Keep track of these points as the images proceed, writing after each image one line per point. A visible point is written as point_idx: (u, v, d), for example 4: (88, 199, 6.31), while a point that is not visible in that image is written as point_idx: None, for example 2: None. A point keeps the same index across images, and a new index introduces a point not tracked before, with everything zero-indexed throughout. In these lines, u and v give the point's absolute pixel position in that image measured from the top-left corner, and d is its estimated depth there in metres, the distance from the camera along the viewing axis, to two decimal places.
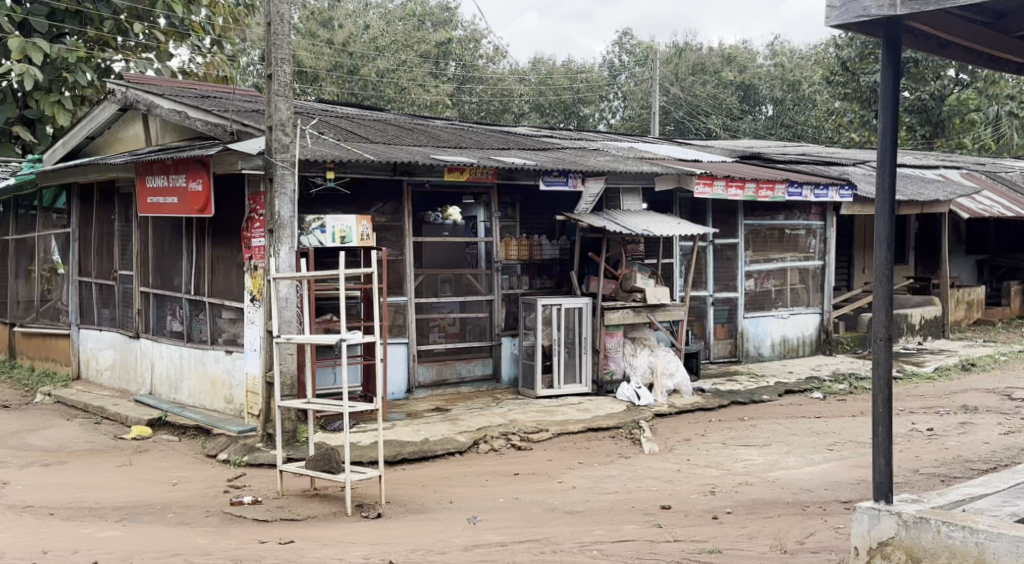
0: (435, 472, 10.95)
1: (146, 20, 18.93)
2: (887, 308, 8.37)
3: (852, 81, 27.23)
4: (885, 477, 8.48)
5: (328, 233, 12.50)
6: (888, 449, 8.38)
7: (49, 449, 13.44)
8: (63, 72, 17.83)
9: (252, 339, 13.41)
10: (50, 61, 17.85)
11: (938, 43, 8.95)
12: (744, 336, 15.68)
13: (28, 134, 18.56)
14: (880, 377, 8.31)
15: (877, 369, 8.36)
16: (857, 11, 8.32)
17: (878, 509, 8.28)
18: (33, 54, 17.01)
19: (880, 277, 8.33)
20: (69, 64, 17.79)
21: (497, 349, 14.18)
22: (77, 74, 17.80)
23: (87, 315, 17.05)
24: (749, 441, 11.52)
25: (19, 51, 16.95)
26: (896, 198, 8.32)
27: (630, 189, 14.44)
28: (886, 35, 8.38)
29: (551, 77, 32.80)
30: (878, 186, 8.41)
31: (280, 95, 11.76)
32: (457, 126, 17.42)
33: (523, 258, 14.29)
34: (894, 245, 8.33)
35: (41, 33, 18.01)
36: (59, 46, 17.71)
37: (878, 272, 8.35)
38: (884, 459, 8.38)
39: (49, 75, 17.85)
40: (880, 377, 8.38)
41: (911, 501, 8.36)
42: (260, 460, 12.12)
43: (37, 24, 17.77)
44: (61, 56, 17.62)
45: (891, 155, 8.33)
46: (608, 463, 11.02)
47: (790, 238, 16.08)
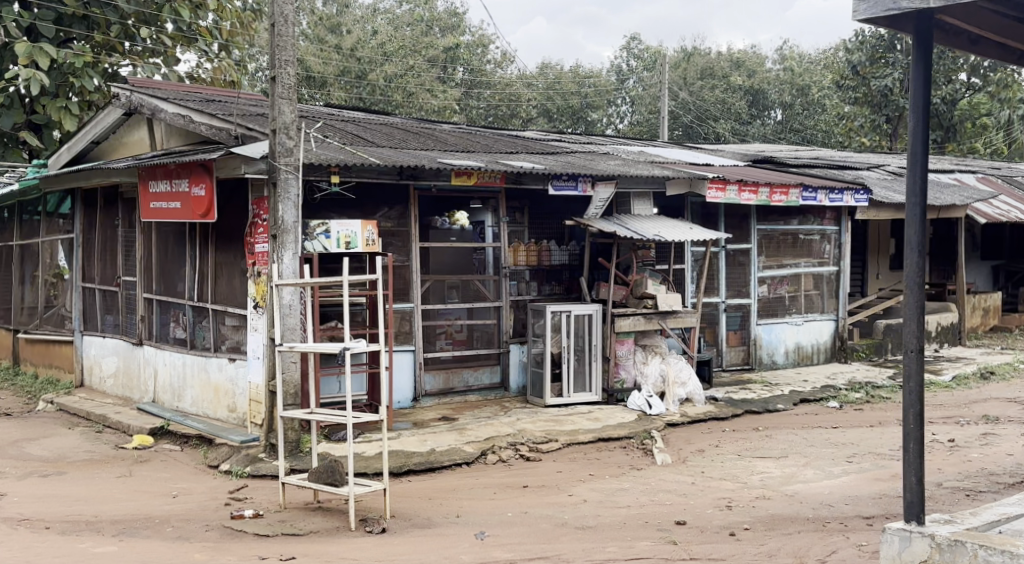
0: (441, 484, 10.67)
1: (153, 25, 18.51)
2: (918, 318, 8.07)
3: (862, 85, 26.87)
4: (917, 497, 8.24)
5: (333, 238, 12.23)
6: (920, 467, 8.10)
7: (48, 459, 13.18)
8: (69, 77, 17.57)
9: (255, 347, 13.13)
10: (56, 66, 17.59)
11: (970, 39, 8.73)
12: (757, 343, 15.37)
13: (34, 139, 18.30)
14: (913, 391, 8.02)
15: (908, 382, 8.07)
16: (886, 4, 8.14)
17: (909, 531, 8.04)
18: (40, 59, 16.73)
19: (912, 285, 8.04)
20: (76, 69, 17.56)
21: (505, 357, 13.89)
22: (84, 79, 17.60)
23: (91, 321, 16.80)
24: (765, 452, 11.21)
25: (26, 56, 16.67)
26: (927, 202, 8.05)
27: (641, 194, 14.13)
28: (917, 31, 8.15)
29: (558, 82, 32.48)
30: (907, 190, 8.14)
31: (284, 98, 11.51)
32: (466, 129, 17.15)
33: (532, 263, 14.02)
34: (926, 252, 8.05)
35: (47, 37, 17.78)
36: (65, 51, 17.48)
37: (908, 281, 8.07)
38: (916, 478, 8.11)
39: (56, 80, 17.59)
40: (912, 390, 8.10)
41: (944, 523, 8.11)
42: (262, 472, 11.84)
43: (44, 29, 17.51)
44: (68, 60, 17.41)
45: (923, 157, 8.06)
46: (620, 475, 10.71)
47: (805, 243, 15.77)
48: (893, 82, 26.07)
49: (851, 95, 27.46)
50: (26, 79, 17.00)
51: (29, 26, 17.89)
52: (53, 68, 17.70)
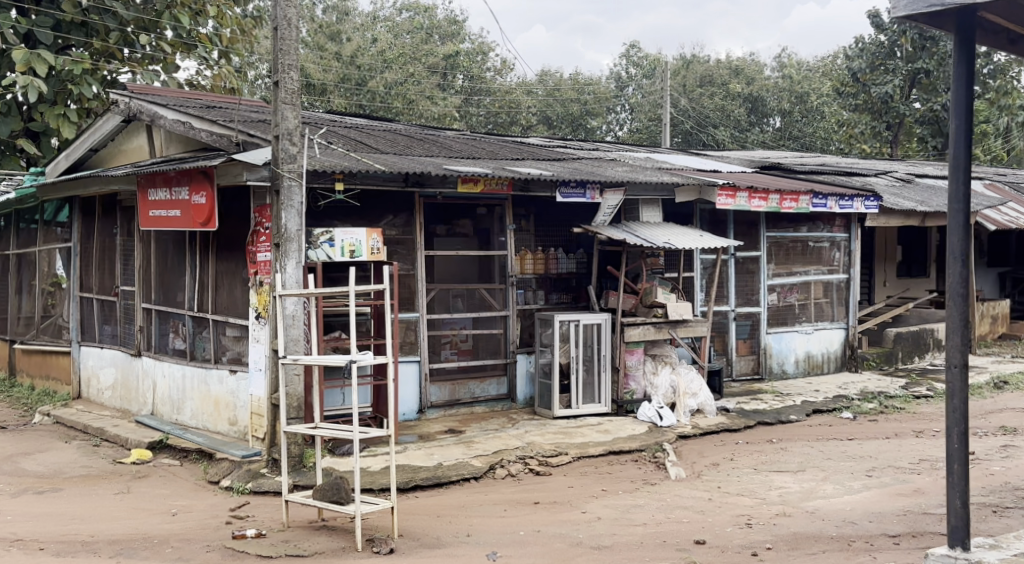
0: (450, 500, 10.40)
1: (153, 32, 18.33)
2: (961, 331, 8.03)
3: (862, 92, 26.53)
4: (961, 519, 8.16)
5: (337, 247, 11.97)
6: (964, 489, 8.04)
7: (45, 475, 12.90)
8: (67, 84, 17.31)
9: (257, 358, 12.87)
10: (55, 72, 17.37)
11: (1007, 39, 8.76)
12: (767, 352, 15.10)
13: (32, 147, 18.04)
14: (957, 409, 7.97)
15: (951, 398, 8.02)
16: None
17: (953, 556, 7.98)
18: (38, 66, 16.43)
19: (956, 296, 7.99)
20: (75, 77, 17.30)
21: (512, 367, 13.60)
22: (82, 86, 17.30)
23: (88, 331, 16.53)
24: (782, 466, 10.93)
25: (24, 63, 16.35)
26: (971, 209, 8.01)
27: (649, 200, 13.94)
28: (958, 26, 8.11)
29: (557, 89, 32.17)
30: (950, 197, 8.08)
31: (287, 104, 11.27)
32: (470, 135, 16.88)
33: (539, 271, 13.78)
34: (969, 261, 8.00)
35: (44, 45, 17.51)
36: (65, 58, 17.24)
37: (951, 289, 8.02)
38: (960, 501, 8.05)
39: (54, 87, 17.34)
40: (955, 406, 8.06)
41: (990, 549, 8.04)
42: (264, 488, 11.57)
43: (43, 35, 17.26)
44: (66, 67, 17.14)
45: (966, 161, 8.01)
46: (634, 491, 10.44)
47: (814, 251, 15.51)
48: (894, 88, 25.74)
49: (851, 103, 27.02)
50: (24, 86, 16.73)
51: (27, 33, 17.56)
52: (51, 75, 17.45)
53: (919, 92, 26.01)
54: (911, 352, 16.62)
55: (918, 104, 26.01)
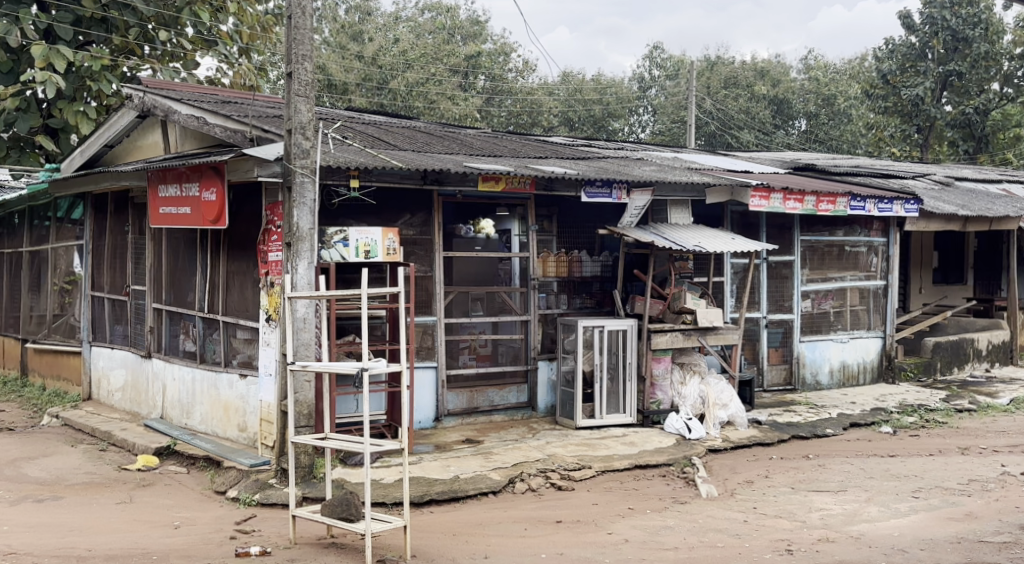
0: (467, 517, 9.83)
1: (173, 28, 17.85)
2: None
3: (892, 94, 25.65)
4: None
5: (351, 246, 11.38)
6: None
7: (46, 482, 12.38)
8: (86, 80, 16.82)
9: (267, 362, 12.30)
10: (74, 68, 16.87)
11: None
12: (800, 362, 14.45)
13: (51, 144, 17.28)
14: None
15: None
16: None
17: None
18: (56, 62, 15.96)
19: None
20: (94, 73, 16.81)
21: (533, 375, 13.00)
22: (101, 83, 16.76)
23: (99, 332, 16.01)
24: (821, 485, 10.31)
25: (42, 59, 15.85)
26: None
27: (677, 202, 13.35)
28: None
29: (578, 90, 31.34)
30: None
31: (300, 96, 10.72)
32: (493, 134, 16.25)
33: (561, 274, 13.16)
34: None
35: (63, 40, 17.03)
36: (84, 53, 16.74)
37: None
38: None
39: (73, 84, 16.83)
40: None
41: None
42: (272, 500, 11.01)
43: (63, 31, 16.69)
44: (85, 63, 16.62)
45: None
46: (663, 510, 9.83)
47: (851, 255, 14.84)
48: (925, 91, 24.83)
49: (881, 104, 25.98)
50: (42, 83, 16.22)
51: (46, 28, 17.08)
52: (70, 70, 16.93)
53: (950, 94, 25.21)
54: (950, 362, 15.93)
55: (949, 108, 25.15)
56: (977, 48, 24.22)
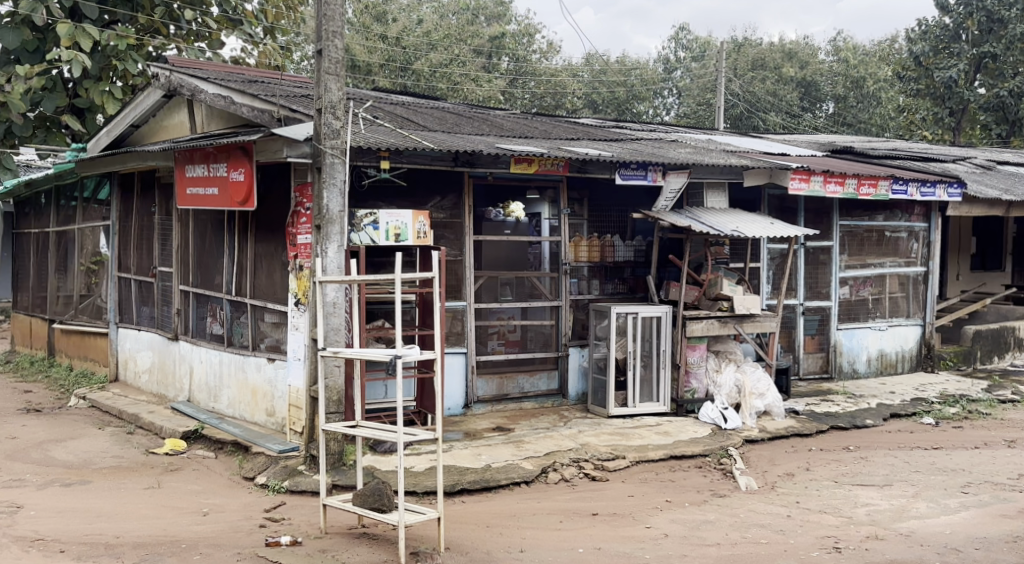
0: (500, 506, 9.65)
1: (199, 7, 17.87)
2: None
3: (925, 76, 24.79)
4: None
5: (381, 230, 11.23)
6: None
7: (73, 465, 12.24)
8: (112, 59, 16.50)
9: (296, 347, 12.12)
10: (100, 48, 16.57)
11: None
12: (837, 350, 14.16)
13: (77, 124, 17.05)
14: None
15: None
16: None
17: None
18: (82, 40, 15.74)
19: None
20: (120, 52, 16.48)
21: (564, 361, 12.76)
22: (127, 62, 16.45)
23: (126, 313, 15.86)
24: (866, 479, 10.12)
25: (68, 37, 15.67)
26: None
27: (714, 184, 13.01)
28: None
29: (602, 72, 30.48)
30: None
31: (331, 74, 10.50)
32: (523, 115, 15.94)
33: (593, 259, 12.92)
34: None
35: (89, 19, 16.73)
36: (109, 32, 16.49)
37: None
38: None
39: (99, 64, 16.55)
40: None
41: None
42: (301, 487, 10.84)
43: (88, 9, 16.33)
44: (111, 42, 16.35)
45: None
46: (702, 504, 9.63)
47: (891, 241, 14.54)
48: (959, 73, 23.95)
49: (913, 88, 25.25)
50: (68, 62, 16.02)
51: (72, 6, 16.68)
52: (96, 50, 16.66)
53: (983, 77, 24.39)
54: (990, 352, 15.59)
55: (982, 90, 24.33)
56: (1012, 30, 23.39)
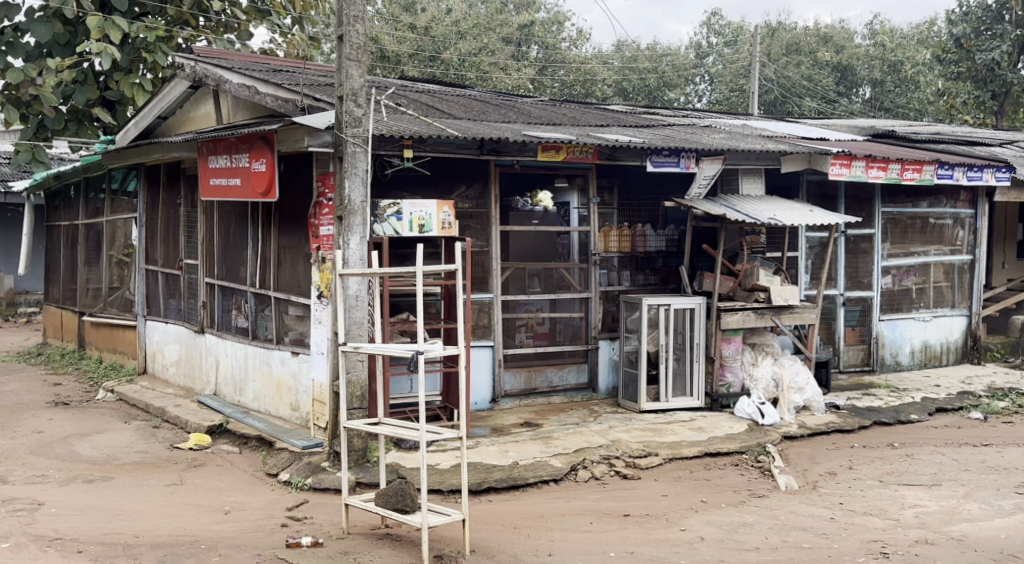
0: (529, 506, 9.29)
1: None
2: None
3: (966, 59, 22.51)
4: None
5: (405, 220, 10.89)
6: None
7: (96, 461, 11.98)
8: (142, 52, 16.19)
9: (319, 340, 11.79)
10: (130, 40, 16.27)
11: None
12: (879, 342, 13.68)
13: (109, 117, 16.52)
14: None
15: None
16: None
17: None
18: (112, 33, 15.35)
19: None
20: (149, 44, 16.16)
21: (593, 355, 12.38)
22: (157, 55, 16.13)
23: (153, 306, 15.62)
24: (913, 479, 9.70)
25: (98, 29, 15.26)
26: None
27: (750, 171, 12.56)
28: None
29: (633, 58, 29.66)
30: None
31: (352, 60, 10.14)
32: (552, 102, 15.54)
33: (624, 249, 12.49)
34: None
35: (119, 11, 16.44)
36: (138, 24, 16.15)
37: None
38: None
39: (129, 56, 16.23)
40: None
41: None
42: (324, 485, 10.51)
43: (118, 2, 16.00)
44: (140, 34, 16.01)
45: None
46: (740, 505, 9.23)
47: (935, 228, 14.04)
48: (1002, 55, 21.65)
49: (953, 70, 23.05)
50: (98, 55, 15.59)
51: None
52: (125, 43, 16.37)
53: None
54: None
55: None
56: None
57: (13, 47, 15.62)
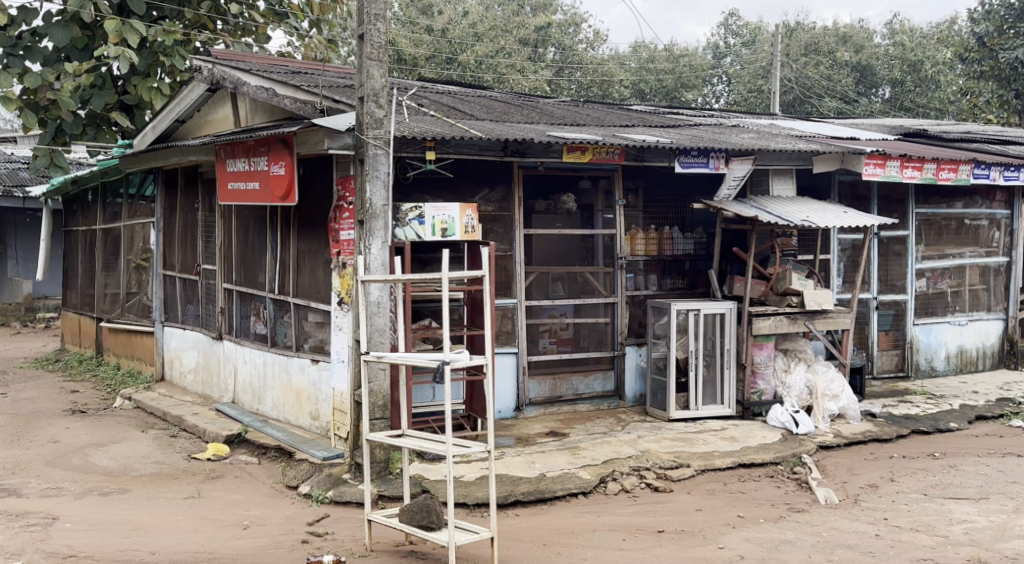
0: (559, 520, 8.99)
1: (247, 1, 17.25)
2: None
3: (989, 57, 21.03)
4: None
5: (427, 224, 10.53)
6: None
7: (113, 472, 11.71)
8: (159, 56, 15.90)
9: (340, 348, 11.51)
10: (147, 44, 15.99)
11: None
12: (914, 347, 13.33)
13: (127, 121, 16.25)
14: None
15: None
16: None
17: None
18: (130, 37, 15.05)
19: None
20: (167, 48, 15.88)
21: (620, 361, 12.04)
22: (175, 58, 15.86)
23: (171, 311, 15.37)
24: (958, 492, 9.51)
25: (116, 33, 14.95)
26: None
27: (781, 171, 12.23)
28: None
29: (651, 59, 29.22)
30: None
31: (373, 60, 9.86)
32: (573, 102, 15.23)
33: (650, 253, 12.17)
34: None
35: (138, 15, 16.16)
36: (156, 27, 15.86)
37: None
38: None
39: (146, 60, 15.94)
40: None
41: None
42: (346, 497, 10.22)
43: (135, 5, 15.73)
44: (158, 38, 15.72)
45: None
46: (779, 520, 8.98)
47: (971, 230, 13.71)
48: None
49: (976, 69, 21.52)
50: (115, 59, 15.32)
51: (121, 2, 16.15)
52: (143, 46, 16.06)
53: None
54: None
55: None
56: None
57: (31, 51, 15.31)
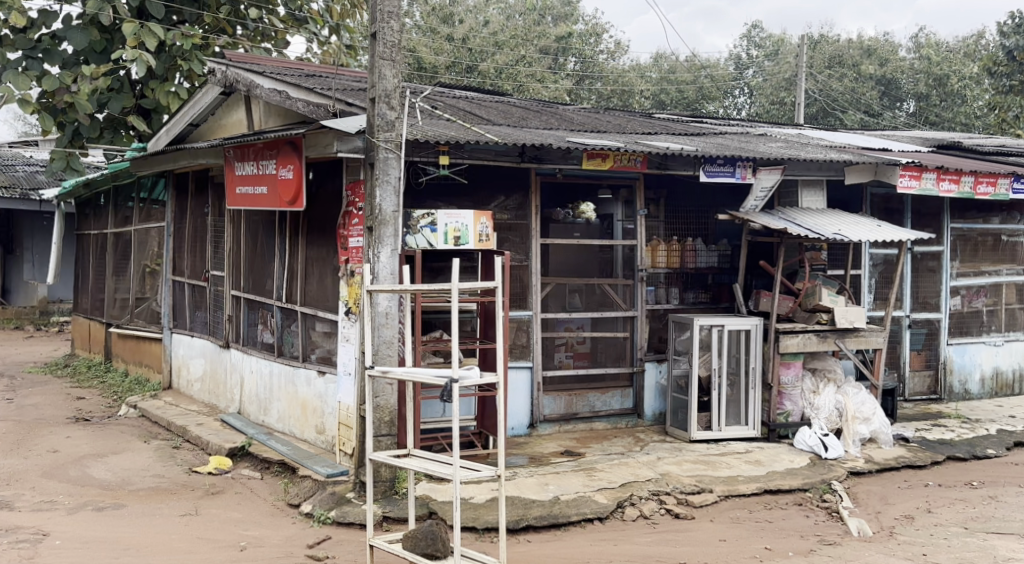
0: (574, 549, 8.49)
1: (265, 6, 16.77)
2: None
3: (1020, 72, 20.15)
4: None
5: (439, 232, 10.05)
6: None
7: (109, 486, 11.22)
8: (178, 60, 15.36)
9: (347, 360, 11.01)
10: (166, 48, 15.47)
11: None
12: (947, 368, 12.74)
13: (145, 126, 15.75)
14: None
15: None
16: None
17: None
18: (148, 40, 14.52)
19: None
20: (186, 52, 15.35)
21: (639, 378, 11.49)
22: (192, 63, 15.29)
23: (179, 318, 14.89)
24: (1001, 526, 8.97)
25: (133, 36, 14.44)
26: None
27: (811, 182, 11.70)
28: None
29: (672, 71, 28.61)
30: None
31: (385, 59, 9.40)
32: (596, 110, 14.71)
33: (672, 265, 11.64)
34: None
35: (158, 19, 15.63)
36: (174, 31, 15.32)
37: None
38: None
39: (164, 64, 15.41)
40: None
41: None
42: (349, 519, 9.72)
43: (155, 8, 15.25)
44: (176, 41, 15.17)
45: None
46: (809, 554, 8.47)
47: (1008, 246, 13.15)
48: None
49: (1004, 85, 20.54)
50: (132, 62, 14.79)
51: (140, 5, 15.64)
52: (162, 50, 15.56)
53: None
54: None
55: None
56: None
57: (49, 54, 14.85)
